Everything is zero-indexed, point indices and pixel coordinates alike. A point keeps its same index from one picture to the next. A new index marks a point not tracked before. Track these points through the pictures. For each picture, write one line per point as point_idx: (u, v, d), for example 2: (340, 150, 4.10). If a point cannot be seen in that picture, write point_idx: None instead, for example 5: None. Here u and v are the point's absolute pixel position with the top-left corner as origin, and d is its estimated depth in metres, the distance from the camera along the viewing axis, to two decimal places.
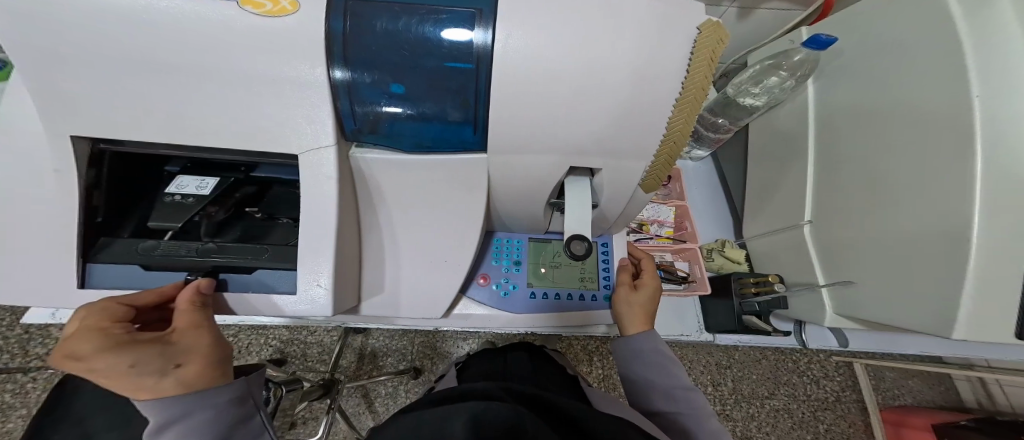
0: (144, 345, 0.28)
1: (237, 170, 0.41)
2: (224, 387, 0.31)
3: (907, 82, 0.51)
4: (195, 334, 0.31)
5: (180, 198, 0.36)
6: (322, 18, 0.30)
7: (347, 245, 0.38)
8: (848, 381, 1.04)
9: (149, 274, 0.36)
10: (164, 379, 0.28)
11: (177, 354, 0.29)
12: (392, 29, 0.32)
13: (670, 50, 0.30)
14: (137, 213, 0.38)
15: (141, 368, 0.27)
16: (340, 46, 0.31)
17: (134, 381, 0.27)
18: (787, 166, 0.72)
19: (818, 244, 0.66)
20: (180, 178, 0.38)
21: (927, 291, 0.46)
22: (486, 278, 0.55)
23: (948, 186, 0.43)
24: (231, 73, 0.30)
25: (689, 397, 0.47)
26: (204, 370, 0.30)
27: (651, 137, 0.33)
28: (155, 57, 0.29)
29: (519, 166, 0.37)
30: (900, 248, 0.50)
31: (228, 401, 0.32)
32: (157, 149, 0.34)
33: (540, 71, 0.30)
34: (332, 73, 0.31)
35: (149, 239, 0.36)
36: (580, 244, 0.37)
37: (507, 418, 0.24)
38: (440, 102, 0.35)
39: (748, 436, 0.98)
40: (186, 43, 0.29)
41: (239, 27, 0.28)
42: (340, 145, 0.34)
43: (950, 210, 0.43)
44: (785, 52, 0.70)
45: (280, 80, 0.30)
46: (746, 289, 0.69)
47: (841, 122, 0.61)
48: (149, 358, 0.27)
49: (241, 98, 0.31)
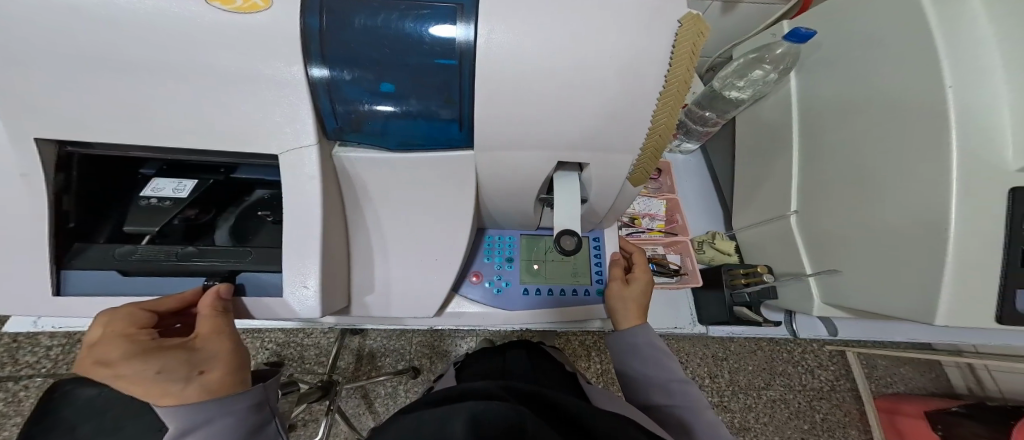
0: (170, 352, 0.29)
1: (216, 171, 0.40)
2: (243, 394, 0.32)
3: (884, 73, 0.51)
4: (217, 341, 0.32)
5: (156, 202, 0.37)
6: (297, 15, 0.29)
7: (333, 246, 0.38)
8: (842, 370, 1.06)
9: (127, 280, 0.35)
10: (188, 386, 0.29)
11: (203, 361, 0.30)
12: (371, 26, 0.32)
13: (651, 42, 0.30)
14: (112, 217, 0.38)
15: (168, 374, 0.28)
16: (318, 44, 0.31)
17: (159, 386, 0.28)
18: (772, 157, 0.72)
19: (804, 235, 0.66)
20: (157, 180, 0.38)
21: (910, 280, 0.47)
22: (479, 276, 0.55)
23: (926, 174, 0.44)
24: (204, 70, 0.29)
25: (684, 389, 0.47)
26: (224, 376, 0.31)
27: (637, 131, 0.33)
28: (127, 57, 0.28)
29: (506, 162, 0.36)
30: (883, 236, 0.51)
31: (246, 408, 0.32)
32: (128, 151, 0.33)
33: (520, 65, 0.30)
34: (310, 71, 0.31)
35: (127, 244, 0.36)
36: (569, 240, 0.38)
37: (507, 418, 0.24)
38: (424, 100, 0.34)
39: (747, 427, 0.99)
40: (157, 42, 0.28)
41: (205, 24, 0.28)
42: (322, 144, 0.34)
43: (929, 198, 0.44)
44: (767, 46, 0.70)
45: (255, 78, 0.30)
46: (736, 280, 0.71)
47: (822, 114, 0.62)
48: (176, 365, 0.29)
49: (217, 97, 0.30)
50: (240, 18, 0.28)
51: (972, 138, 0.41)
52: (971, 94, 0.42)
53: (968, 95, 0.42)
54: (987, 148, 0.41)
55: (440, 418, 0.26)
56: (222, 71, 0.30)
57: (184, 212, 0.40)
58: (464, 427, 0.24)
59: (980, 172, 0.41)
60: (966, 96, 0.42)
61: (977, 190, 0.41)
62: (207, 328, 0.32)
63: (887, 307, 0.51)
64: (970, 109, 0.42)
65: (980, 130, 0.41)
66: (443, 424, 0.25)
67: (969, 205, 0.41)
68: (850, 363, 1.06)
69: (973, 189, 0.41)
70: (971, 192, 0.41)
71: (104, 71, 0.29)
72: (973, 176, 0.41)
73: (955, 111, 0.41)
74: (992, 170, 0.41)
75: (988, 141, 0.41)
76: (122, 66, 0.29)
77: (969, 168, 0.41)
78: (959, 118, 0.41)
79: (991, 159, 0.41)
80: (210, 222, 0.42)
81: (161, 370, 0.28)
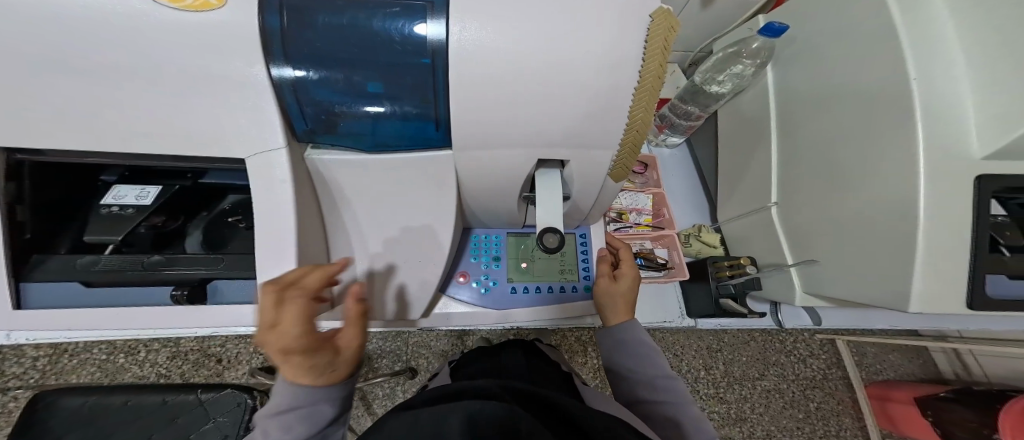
0: (323, 354, 0.31)
1: (184, 177, 0.40)
2: (350, 387, 0.35)
3: (854, 66, 0.52)
4: (354, 347, 0.33)
5: (118, 210, 0.36)
6: (256, 14, 0.29)
7: (311, 250, 0.37)
8: (834, 359, 1.08)
9: (92, 292, 0.36)
10: (323, 378, 0.32)
11: (339, 363, 0.32)
12: (336, 24, 0.32)
13: (622, 36, 0.30)
14: (72, 228, 0.38)
15: (312, 371, 0.31)
16: (280, 43, 0.30)
17: (300, 374, 0.31)
18: (752, 150, 0.73)
19: (784, 226, 0.67)
20: (118, 187, 0.37)
21: (883, 270, 0.47)
22: (465, 275, 0.54)
23: (894, 163, 0.45)
24: (162, 73, 0.29)
25: (668, 385, 0.47)
26: (347, 373, 0.34)
27: (615, 127, 0.33)
28: (87, 60, 0.28)
29: (485, 160, 0.36)
30: (857, 226, 0.51)
31: (339, 399, 0.34)
32: (86, 157, 0.33)
33: (487, 62, 0.30)
34: (272, 71, 0.30)
35: (88, 255, 0.35)
36: (552, 237, 0.37)
37: (500, 418, 0.24)
38: (399, 100, 0.34)
39: (743, 417, 1.01)
40: (109, 43, 0.27)
41: (159, 25, 0.28)
42: (292, 146, 0.34)
43: (898, 186, 0.44)
44: (745, 39, 0.71)
45: (215, 80, 0.29)
46: (721, 273, 0.71)
47: (797, 108, 0.63)
48: (323, 365, 0.31)
49: (176, 100, 0.30)
50: (201, 21, 0.28)
51: (937, 130, 0.42)
52: (934, 87, 0.43)
53: (932, 88, 0.43)
54: (952, 139, 0.41)
55: (437, 416, 0.25)
56: (187, 75, 0.29)
57: (150, 220, 0.39)
58: (461, 426, 0.23)
59: (948, 163, 0.41)
60: (930, 88, 0.43)
61: (947, 180, 0.41)
62: (351, 328, 0.33)
63: (862, 296, 0.52)
64: (934, 101, 0.42)
65: (945, 122, 0.42)
66: (439, 424, 0.24)
67: (938, 195, 0.41)
68: (841, 351, 1.07)
69: (944, 179, 0.41)
70: (940, 182, 0.41)
71: (63, 75, 0.28)
72: (942, 167, 0.41)
73: (920, 103, 0.42)
74: (958, 160, 0.41)
75: (954, 130, 0.41)
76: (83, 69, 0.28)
77: (937, 158, 0.41)
78: (925, 110, 0.42)
79: (958, 149, 0.41)
80: (178, 229, 0.42)
81: (310, 365, 0.30)
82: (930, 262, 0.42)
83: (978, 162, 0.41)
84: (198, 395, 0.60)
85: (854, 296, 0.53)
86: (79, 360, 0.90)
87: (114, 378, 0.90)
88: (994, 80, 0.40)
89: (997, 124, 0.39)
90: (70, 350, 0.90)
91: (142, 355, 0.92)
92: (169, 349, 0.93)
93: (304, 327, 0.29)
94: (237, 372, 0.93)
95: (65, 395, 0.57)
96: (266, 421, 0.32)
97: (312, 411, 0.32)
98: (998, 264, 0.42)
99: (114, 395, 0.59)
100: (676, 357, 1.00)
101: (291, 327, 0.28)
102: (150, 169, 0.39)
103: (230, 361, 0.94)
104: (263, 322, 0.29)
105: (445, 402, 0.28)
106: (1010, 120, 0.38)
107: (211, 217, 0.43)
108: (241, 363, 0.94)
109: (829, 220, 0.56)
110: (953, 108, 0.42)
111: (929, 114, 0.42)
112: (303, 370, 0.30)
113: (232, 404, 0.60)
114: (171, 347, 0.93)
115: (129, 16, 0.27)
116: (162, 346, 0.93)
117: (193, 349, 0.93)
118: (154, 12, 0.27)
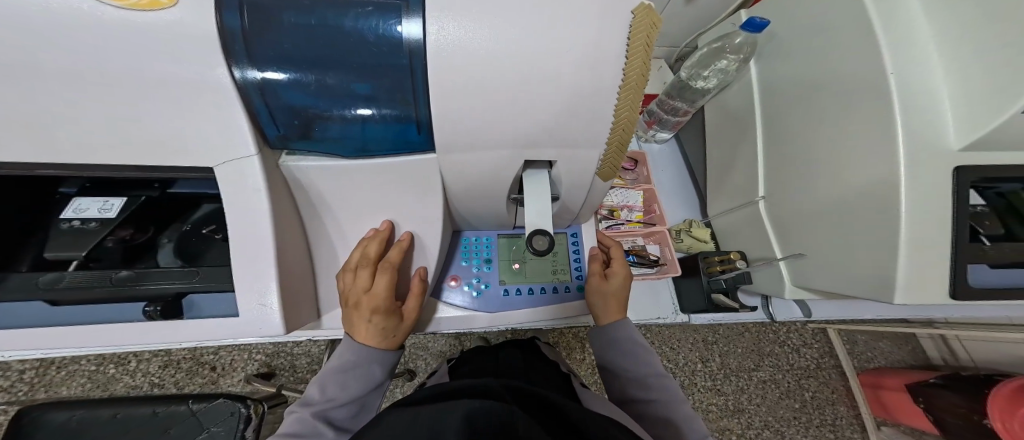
0: (394, 319, 0.41)
1: (150, 187, 0.39)
2: (397, 352, 0.45)
3: (833, 57, 0.52)
4: (412, 319, 0.43)
5: (79, 224, 0.35)
6: (214, 13, 0.28)
7: (292, 260, 0.36)
8: (825, 348, 1.09)
9: (56, 310, 0.36)
10: (387, 339, 0.42)
11: (401, 328, 0.43)
12: (302, 24, 0.31)
13: (602, 33, 0.29)
14: (34, 242, 0.37)
15: (384, 331, 0.41)
16: (242, 44, 0.29)
17: (373, 333, 0.41)
18: (738, 144, 0.73)
19: (771, 219, 0.67)
20: (79, 200, 0.36)
21: (865, 260, 0.48)
22: (457, 279, 0.53)
23: (872, 153, 0.45)
24: (118, 79, 0.28)
25: (662, 384, 0.48)
26: (401, 339, 0.44)
27: (600, 125, 0.32)
28: (58, 64, 0.27)
29: (468, 163, 0.35)
30: (840, 218, 0.52)
31: (389, 362, 0.45)
32: (40, 171, 0.31)
33: (462, 62, 0.29)
34: (235, 73, 0.30)
35: (51, 271, 0.35)
36: (541, 239, 0.37)
37: (499, 417, 0.24)
38: (377, 102, 0.33)
39: (741, 408, 1.01)
40: (56, 45, 0.26)
41: (101, 23, 0.26)
42: (265, 154, 0.33)
43: (877, 177, 0.45)
44: (728, 35, 0.73)
45: (174, 84, 0.29)
46: (711, 268, 0.72)
47: (780, 101, 0.63)
48: (391, 328, 0.42)
49: (136, 106, 0.29)
50: (171, 24, 0.27)
51: (915, 121, 0.42)
52: (910, 78, 0.43)
53: (908, 79, 0.43)
54: (930, 131, 0.42)
55: (434, 417, 0.25)
56: (155, 81, 0.28)
57: (117, 234, 0.38)
58: (459, 429, 0.23)
59: (927, 153, 0.42)
60: (906, 79, 0.43)
61: (926, 171, 0.42)
62: (413, 302, 0.43)
63: (846, 287, 0.52)
64: (910, 91, 0.43)
65: (921, 112, 0.42)
66: (440, 426, 0.24)
67: (919, 184, 0.41)
68: (832, 339, 1.08)
69: (923, 169, 0.42)
70: (920, 171, 0.41)
71: (37, 79, 0.27)
72: (920, 156, 0.42)
73: (897, 93, 0.43)
74: (938, 152, 0.42)
75: (929, 121, 0.42)
76: (57, 73, 0.27)
77: (916, 148, 0.42)
78: (902, 100, 0.42)
79: (936, 140, 0.42)
80: (147, 242, 0.41)
81: (383, 326, 0.41)
82: (918, 250, 0.42)
83: (958, 154, 0.41)
84: (190, 405, 0.59)
85: (841, 287, 0.54)
86: (69, 372, 0.87)
87: (107, 389, 0.87)
88: (968, 75, 0.41)
89: (973, 115, 0.40)
90: (58, 362, 0.88)
91: (133, 364, 0.90)
92: (161, 358, 0.91)
93: (386, 296, 0.39)
94: (232, 379, 0.91)
95: (51, 409, 0.56)
96: (333, 373, 0.42)
97: (370, 366, 0.43)
98: (980, 254, 0.42)
99: (104, 406, 0.57)
100: (672, 351, 1.01)
101: (382, 293, 0.39)
102: (112, 180, 0.37)
103: (225, 369, 0.92)
104: (357, 288, 0.40)
105: (442, 402, 0.28)
106: (983, 114, 0.39)
107: (183, 230, 0.43)
108: (235, 370, 0.92)
109: (813, 213, 0.57)
110: (931, 99, 0.42)
111: (906, 104, 0.42)
112: (376, 329, 0.41)
113: (226, 414, 0.59)
114: (164, 355, 0.91)
115: (76, 16, 0.26)
116: (154, 355, 0.91)
117: (186, 357, 0.91)
118: (94, 10, 0.26)
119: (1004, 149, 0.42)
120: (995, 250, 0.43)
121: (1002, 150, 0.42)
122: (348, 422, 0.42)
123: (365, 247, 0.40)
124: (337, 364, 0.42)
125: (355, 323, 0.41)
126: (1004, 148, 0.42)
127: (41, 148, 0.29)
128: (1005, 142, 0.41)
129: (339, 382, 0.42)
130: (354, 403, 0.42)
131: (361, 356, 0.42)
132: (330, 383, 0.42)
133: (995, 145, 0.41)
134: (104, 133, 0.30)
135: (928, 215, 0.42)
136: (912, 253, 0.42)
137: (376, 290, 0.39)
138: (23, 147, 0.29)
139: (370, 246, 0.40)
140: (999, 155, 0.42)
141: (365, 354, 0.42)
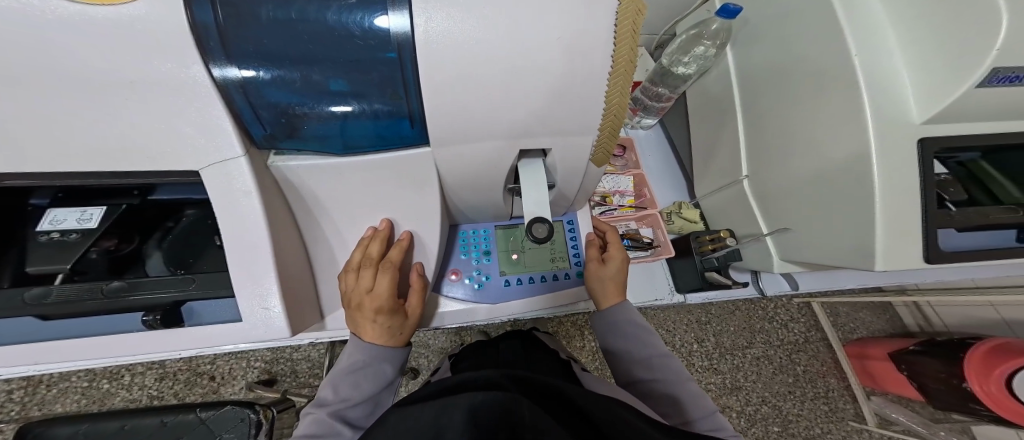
0: (398, 317, 0.42)
1: (130, 194, 0.37)
2: (404, 352, 0.46)
3: (803, 39, 0.53)
4: (415, 315, 0.43)
5: (59, 236, 0.34)
6: (184, 10, 0.27)
7: (290, 262, 0.36)
8: (812, 321, 1.13)
9: (48, 325, 0.35)
10: (393, 337, 0.43)
11: (406, 326, 0.43)
12: (280, 18, 0.30)
13: (588, 20, 0.29)
14: (11, 256, 0.35)
15: (390, 330, 0.42)
16: (218, 41, 0.29)
17: (379, 332, 0.42)
18: (722, 126, 0.74)
19: (757, 197, 0.69)
20: (54, 211, 0.35)
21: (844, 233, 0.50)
22: (457, 273, 0.52)
23: (846, 127, 0.47)
24: (86, 81, 0.27)
25: (664, 365, 0.50)
26: (406, 337, 0.45)
27: (589, 110, 0.32)
28: (30, 70, 0.26)
29: (462, 156, 0.35)
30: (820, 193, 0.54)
31: (401, 360, 0.45)
32: (15, 180, 0.30)
33: (451, 54, 0.29)
34: (214, 71, 0.29)
35: (34, 287, 0.34)
36: (541, 228, 0.37)
37: (502, 410, 0.24)
38: (369, 98, 0.33)
39: (738, 385, 1.05)
40: (17, 44, 0.25)
41: (59, 19, 0.25)
42: (252, 156, 0.32)
43: (851, 151, 0.46)
44: (704, 22, 0.74)
45: (146, 84, 0.28)
46: (704, 247, 0.74)
47: (756, 83, 0.64)
48: (397, 326, 0.42)
49: (108, 109, 0.28)
50: (135, 19, 0.26)
51: (881, 99, 0.44)
52: (873, 54, 0.44)
53: (871, 57, 0.44)
54: (894, 106, 0.44)
55: (439, 410, 0.25)
56: (127, 82, 0.27)
57: (100, 245, 0.38)
58: (464, 425, 0.23)
59: (893, 129, 0.43)
60: (870, 57, 0.44)
61: (896, 143, 0.43)
62: (416, 298, 0.43)
63: (830, 259, 0.54)
64: (876, 65, 0.44)
65: (884, 88, 0.44)
66: (443, 421, 0.24)
67: (892, 156, 0.43)
68: (817, 313, 1.13)
69: (893, 144, 0.43)
70: (890, 144, 0.43)
71: (11, 84, 0.26)
72: (889, 130, 0.43)
73: (862, 72, 0.44)
74: (900, 124, 0.44)
75: (896, 94, 0.44)
76: (31, 78, 0.26)
77: (885, 122, 0.43)
78: (869, 78, 0.44)
79: (899, 114, 0.44)
80: (133, 252, 0.41)
81: (389, 325, 0.41)
82: (898, 219, 0.44)
83: (919, 127, 0.43)
84: (198, 414, 0.58)
85: (826, 260, 0.56)
86: (60, 389, 0.85)
87: (104, 403, 0.85)
88: (922, 49, 0.42)
89: (932, 85, 0.41)
90: (47, 380, 0.85)
91: (128, 378, 0.88)
92: (156, 371, 0.89)
93: (389, 295, 0.40)
94: (233, 387, 0.90)
95: (53, 425, 0.55)
96: (344, 374, 0.42)
97: (383, 366, 0.43)
98: (953, 221, 0.45)
99: (111, 419, 0.56)
100: (668, 334, 1.04)
101: (384, 293, 0.39)
102: (84, 189, 0.36)
103: (225, 377, 0.91)
104: (359, 289, 0.40)
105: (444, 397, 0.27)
106: (939, 87, 0.41)
107: (170, 239, 0.42)
108: (236, 378, 0.91)
109: (796, 190, 0.59)
110: (892, 75, 0.44)
111: (873, 81, 0.44)
112: (382, 329, 0.41)
113: (235, 421, 0.59)
114: (158, 368, 0.89)
115: (35, 14, 0.25)
116: (148, 368, 0.89)
117: (183, 368, 0.90)
118: (49, 6, 0.25)
119: (967, 120, 0.44)
120: (960, 215, 0.45)
121: (963, 120, 0.44)
122: (362, 420, 0.42)
123: (366, 246, 0.41)
124: (347, 364, 0.42)
125: (360, 324, 0.41)
126: (967, 118, 0.44)
127: (25, 158, 0.29)
128: (968, 113, 0.43)
129: (351, 383, 0.42)
130: (367, 401, 0.42)
131: (370, 356, 0.42)
132: (342, 384, 0.42)
133: (957, 117, 0.43)
134: (86, 139, 0.29)
135: (902, 185, 0.44)
136: (892, 222, 0.44)
137: (378, 290, 0.39)
138: (2, 157, 0.28)
139: (371, 246, 0.40)
140: (960, 126, 0.44)
141: (376, 353, 0.42)
